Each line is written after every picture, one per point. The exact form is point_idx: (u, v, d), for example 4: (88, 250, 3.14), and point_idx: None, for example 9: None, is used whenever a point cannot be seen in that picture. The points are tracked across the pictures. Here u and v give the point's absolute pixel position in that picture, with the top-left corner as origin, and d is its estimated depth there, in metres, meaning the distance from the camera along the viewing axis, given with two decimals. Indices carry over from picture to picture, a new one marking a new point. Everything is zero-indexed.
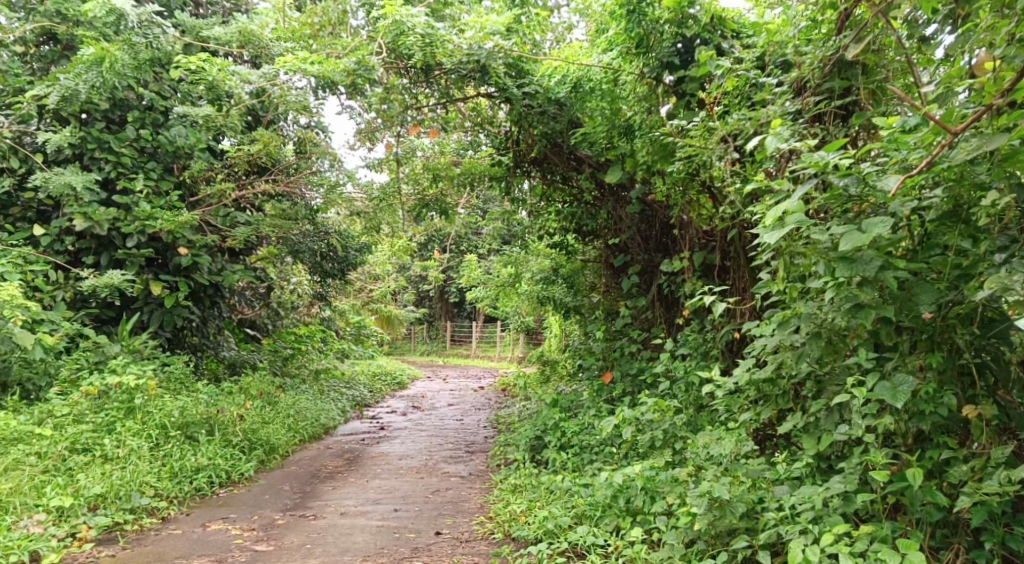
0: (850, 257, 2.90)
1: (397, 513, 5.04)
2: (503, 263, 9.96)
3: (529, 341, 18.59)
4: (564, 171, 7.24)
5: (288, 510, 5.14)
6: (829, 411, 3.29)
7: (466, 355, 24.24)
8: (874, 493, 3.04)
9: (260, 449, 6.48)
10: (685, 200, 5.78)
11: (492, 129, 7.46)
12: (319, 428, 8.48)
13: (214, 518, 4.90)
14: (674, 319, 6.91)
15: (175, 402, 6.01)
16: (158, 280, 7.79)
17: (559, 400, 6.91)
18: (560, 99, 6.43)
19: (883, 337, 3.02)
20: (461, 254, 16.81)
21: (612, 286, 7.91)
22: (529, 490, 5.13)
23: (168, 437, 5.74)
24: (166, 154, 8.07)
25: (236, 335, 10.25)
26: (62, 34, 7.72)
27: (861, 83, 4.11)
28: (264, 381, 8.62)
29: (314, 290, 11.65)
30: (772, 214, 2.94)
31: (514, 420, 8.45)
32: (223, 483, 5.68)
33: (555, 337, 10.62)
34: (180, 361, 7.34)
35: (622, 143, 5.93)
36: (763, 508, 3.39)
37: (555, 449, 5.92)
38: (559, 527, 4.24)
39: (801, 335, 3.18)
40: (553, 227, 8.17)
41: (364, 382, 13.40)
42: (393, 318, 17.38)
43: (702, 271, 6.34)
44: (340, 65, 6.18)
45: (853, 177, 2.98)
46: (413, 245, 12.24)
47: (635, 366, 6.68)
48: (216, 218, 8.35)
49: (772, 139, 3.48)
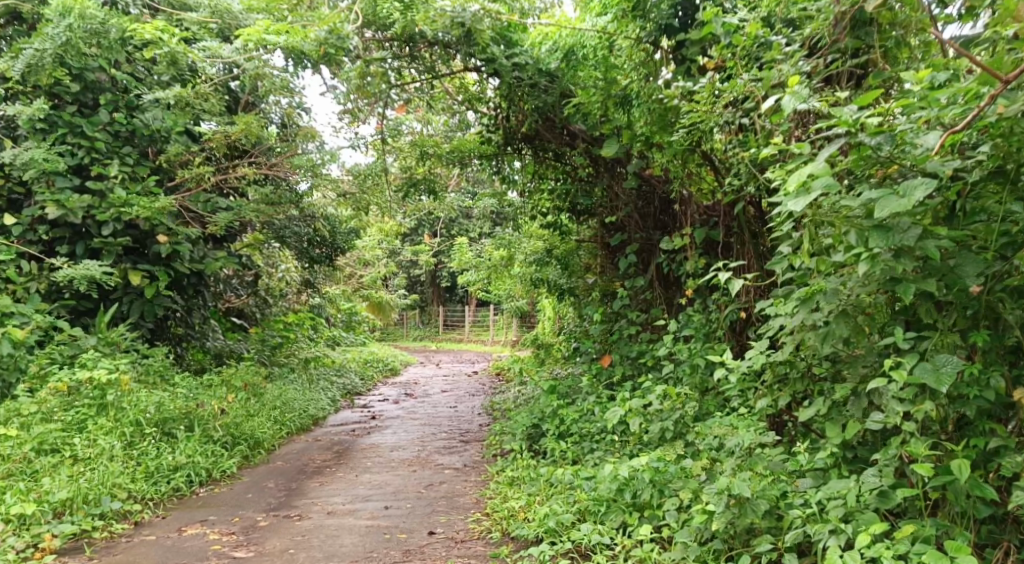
0: (886, 226, 2.61)
1: (387, 510, 4.75)
2: (496, 245, 9.63)
3: (522, 325, 18.29)
4: (557, 146, 6.91)
5: (271, 510, 4.83)
6: (858, 396, 3.02)
7: (459, 340, 23.97)
8: (912, 487, 2.76)
9: (244, 445, 6.18)
10: (686, 173, 5.51)
11: (479, 105, 7.11)
12: (307, 419, 8.18)
13: (191, 521, 4.58)
14: (675, 299, 6.64)
15: (151, 398, 5.68)
16: (136, 270, 7.41)
17: (556, 386, 6.62)
18: (551, 70, 6.13)
19: (921, 313, 2.74)
20: (451, 237, 16.44)
21: (607, 266, 7.62)
22: (528, 483, 4.85)
23: (144, 434, 5.42)
24: (142, 136, 7.71)
25: (222, 325, 9.93)
26: (27, 13, 7.31)
27: (875, 42, 3.74)
28: (250, 372, 8.30)
29: (301, 276, 11.31)
30: (796, 180, 2.64)
31: (509, 407, 8.16)
32: (202, 482, 5.37)
33: (549, 319, 10.34)
34: (160, 354, 7.02)
35: (618, 114, 5.50)
36: (786, 503, 3.11)
37: (554, 438, 5.63)
38: (561, 525, 3.95)
39: (827, 314, 2.92)
40: (546, 206, 7.84)
41: (355, 370, 13.08)
42: (384, 303, 17.04)
43: (703, 248, 6.04)
44: (310, 35, 5.77)
45: (885, 135, 2.67)
46: (402, 228, 11.91)
47: (635, 348, 6.39)
48: (196, 204, 7.97)
49: (789, 99, 3.14)
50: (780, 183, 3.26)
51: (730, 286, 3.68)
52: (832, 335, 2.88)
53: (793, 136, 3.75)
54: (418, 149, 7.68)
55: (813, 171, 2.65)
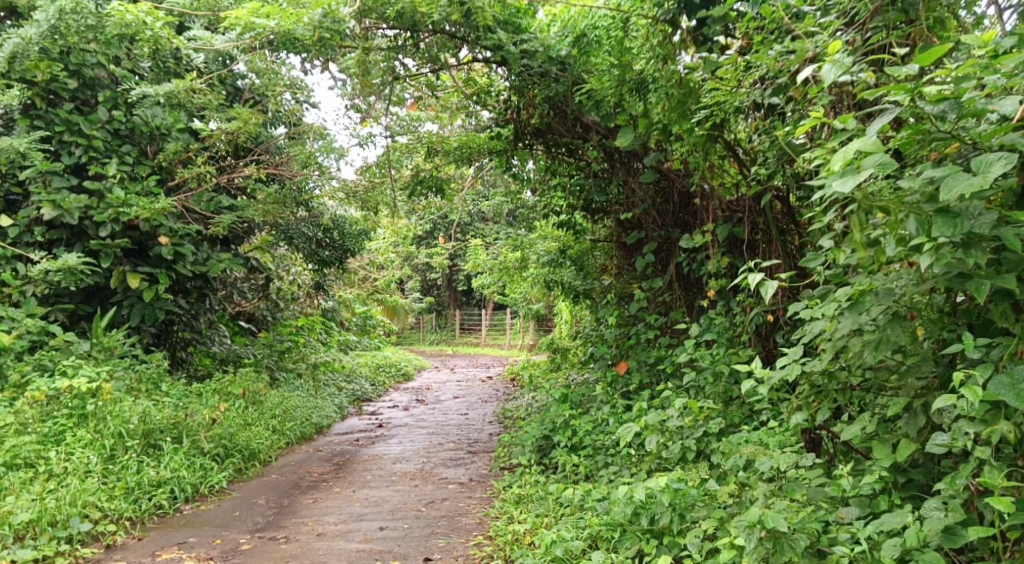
0: (953, 211, 2.23)
1: (383, 532, 4.35)
2: (509, 245, 9.22)
3: (540, 329, 17.83)
4: (570, 140, 6.52)
5: (258, 531, 4.46)
6: (912, 414, 2.70)
7: (476, 344, 23.57)
8: (986, 525, 2.33)
9: (237, 457, 5.82)
10: (707, 164, 5.10)
11: (488, 98, 6.70)
12: (311, 427, 7.81)
13: (167, 544, 4.25)
14: (695, 301, 6.22)
15: (135, 407, 5.34)
16: (136, 272, 7.01)
17: (568, 394, 6.19)
18: (561, 57, 5.78)
19: (997, 317, 2.35)
20: (464, 238, 16.01)
21: (624, 268, 7.20)
22: (535, 503, 4.47)
23: (126, 447, 5.07)
24: (141, 135, 7.33)
25: (229, 329, 9.62)
26: (22, 7, 7.03)
27: (922, 12, 3.29)
28: (252, 378, 7.95)
29: (312, 279, 10.96)
30: (843, 158, 2.32)
31: (521, 415, 7.77)
32: (188, 498, 5.01)
33: (565, 323, 9.89)
34: (156, 360, 6.69)
35: (634, 100, 5.11)
36: (829, 539, 2.69)
37: (565, 451, 5.23)
38: (570, 553, 3.57)
39: (877, 316, 2.60)
40: (559, 205, 7.44)
41: (367, 374, 12.71)
42: (400, 307, 16.66)
43: (726, 247, 5.60)
44: (304, 18, 5.45)
45: (950, 102, 2.28)
46: (415, 229, 11.50)
47: (653, 354, 5.93)
48: (197, 204, 7.54)
49: (829, 69, 2.72)
50: (819, 164, 2.84)
51: (762, 291, 3.13)
52: (887, 342, 2.55)
53: (830, 115, 3.48)
54: (427, 145, 7.27)
55: (863, 148, 2.32)
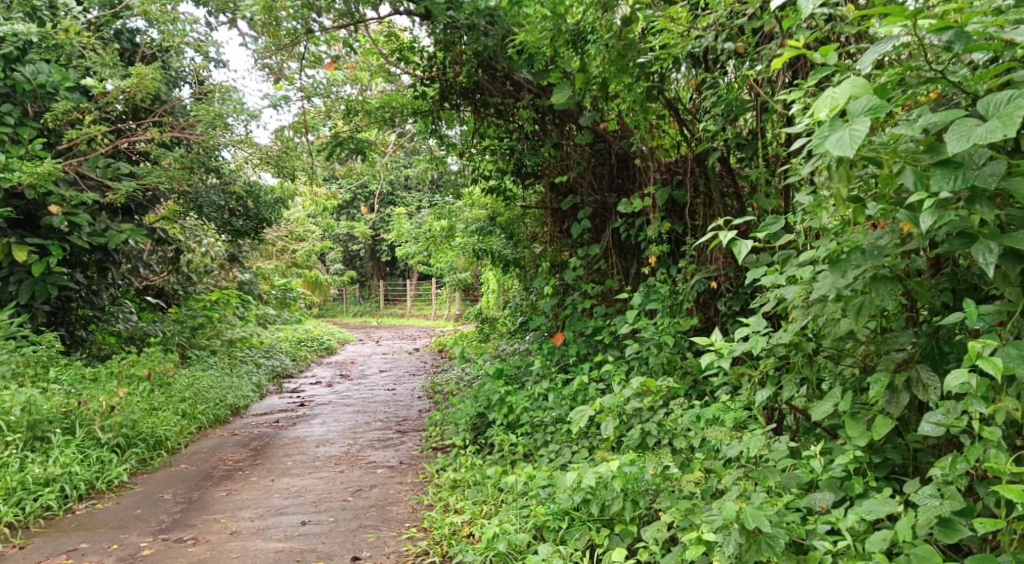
0: (954, 161, 2.01)
1: (305, 528, 3.93)
2: (436, 213, 8.77)
3: (465, 299, 17.42)
4: (500, 99, 6.11)
5: (161, 532, 4.00)
6: (893, 391, 2.51)
7: (401, 315, 23.04)
8: (983, 513, 2.16)
9: (140, 446, 5.29)
10: (646, 123, 4.79)
11: (412, 55, 6.20)
12: (225, 409, 7.25)
13: (55, 553, 3.76)
14: (632, 268, 5.96)
15: (17, 396, 4.77)
16: (23, 244, 6.29)
17: (503, 367, 5.86)
18: (490, 9, 5.36)
19: (999, 281, 2.17)
20: (386, 207, 15.41)
21: (556, 235, 6.89)
22: (472, 488, 4.15)
23: (7, 442, 4.51)
24: (23, 92, 6.51)
25: (135, 305, 8.91)
26: None
27: None
28: (158, 357, 7.31)
29: (224, 251, 10.26)
30: (829, 107, 2.00)
31: (452, 390, 7.42)
32: (83, 495, 4.50)
33: (493, 293, 9.53)
34: (46, 342, 6.02)
35: (571, 54, 4.73)
36: (807, 530, 2.47)
37: (502, 430, 4.91)
38: (514, 546, 3.26)
39: (857, 280, 2.48)
40: (488, 169, 7.04)
41: (287, 349, 12.07)
42: (321, 279, 15.97)
43: (666, 210, 5.27)
44: None
45: (956, 31, 2.08)
46: (335, 197, 10.89)
47: (590, 324, 5.63)
48: (93, 170, 6.81)
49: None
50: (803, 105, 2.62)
51: (734, 249, 2.81)
52: (868, 305, 2.43)
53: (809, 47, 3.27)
54: (346, 106, 6.72)
55: (849, 92, 2.02)
